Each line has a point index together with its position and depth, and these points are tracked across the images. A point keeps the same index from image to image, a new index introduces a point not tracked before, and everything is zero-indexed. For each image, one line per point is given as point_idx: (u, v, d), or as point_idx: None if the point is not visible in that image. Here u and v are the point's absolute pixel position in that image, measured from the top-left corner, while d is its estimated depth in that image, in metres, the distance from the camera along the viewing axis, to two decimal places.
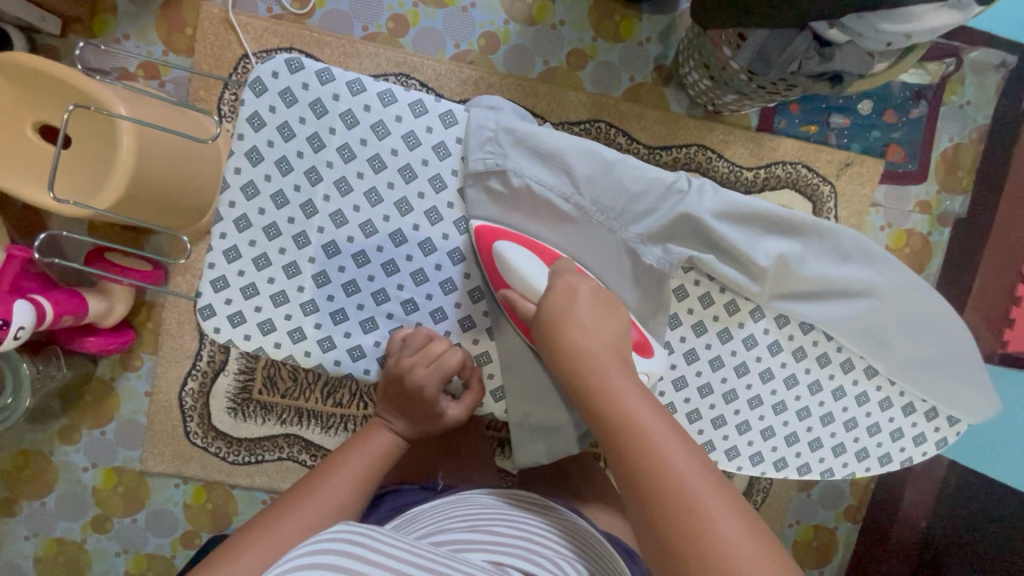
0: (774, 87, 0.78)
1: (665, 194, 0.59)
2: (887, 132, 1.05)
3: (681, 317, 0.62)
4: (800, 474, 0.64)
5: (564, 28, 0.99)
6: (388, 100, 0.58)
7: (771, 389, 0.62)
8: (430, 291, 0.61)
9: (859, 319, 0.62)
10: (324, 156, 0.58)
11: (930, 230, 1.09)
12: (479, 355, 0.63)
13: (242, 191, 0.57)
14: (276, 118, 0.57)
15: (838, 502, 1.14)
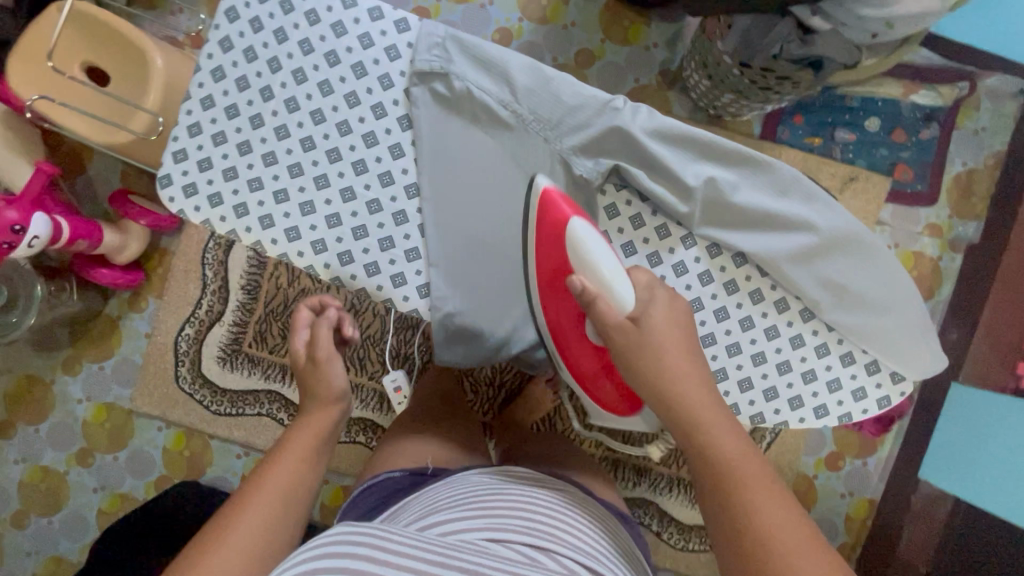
0: (764, 81, 0.80)
1: (600, 109, 0.60)
2: (896, 151, 1.03)
3: (612, 236, 0.64)
4: (728, 415, 0.63)
5: (575, 29, 1.04)
6: (349, 4, 0.63)
7: (699, 318, 0.63)
8: (369, 182, 0.63)
9: (793, 250, 0.60)
10: (286, 48, 0.63)
11: (940, 255, 1.04)
12: (410, 251, 0.63)
13: (211, 74, 0.63)
14: (250, 13, 0.63)
15: (831, 539, 1.05)
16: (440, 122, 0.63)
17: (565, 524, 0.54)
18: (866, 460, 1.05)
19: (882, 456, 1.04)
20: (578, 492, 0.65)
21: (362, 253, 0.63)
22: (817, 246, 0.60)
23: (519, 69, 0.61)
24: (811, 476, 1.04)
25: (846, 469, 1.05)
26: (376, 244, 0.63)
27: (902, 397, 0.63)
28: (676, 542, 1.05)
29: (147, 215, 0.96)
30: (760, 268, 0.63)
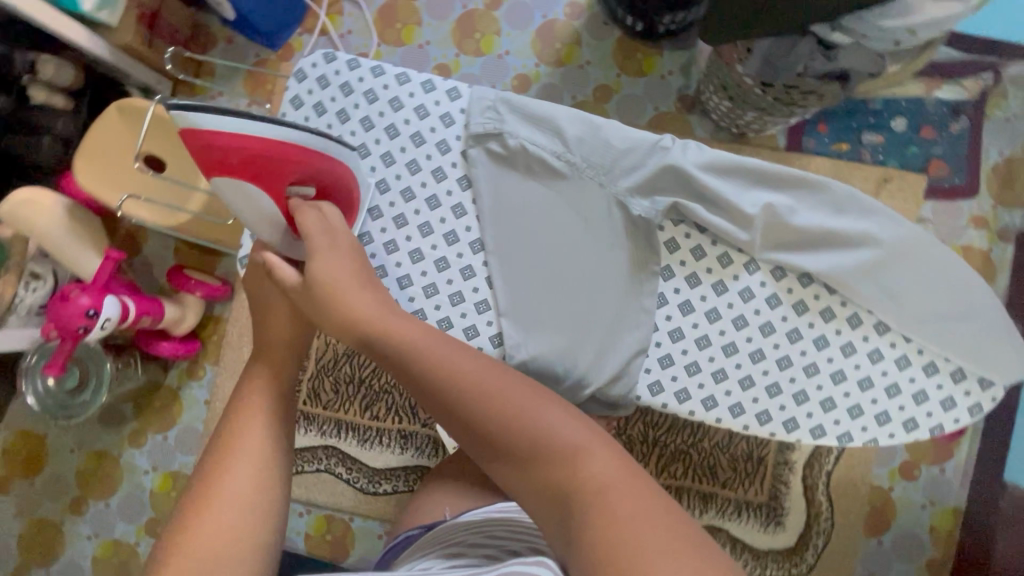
0: (789, 97, 0.81)
1: (649, 150, 0.63)
2: (927, 147, 1.03)
3: (674, 269, 0.64)
4: (815, 438, 0.61)
5: (591, 67, 1.08)
6: (404, 80, 0.67)
7: (772, 342, 0.62)
8: (435, 242, 0.65)
9: (861, 266, 0.61)
10: (348, 126, 0.67)
11: (990, 246, 1.02)
12: (480, 303, 0.64)
13: None
14: (313, 99, 0.67)
15: (917, 553, 1.01)
16: (498, 176, 0.65)
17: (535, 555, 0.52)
18: (943, 466, 1.01)
19: (959, 461, 1.01)
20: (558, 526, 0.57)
21: (435, 310, 0.64)
22: (884, 258, 0.61)
23: (566, 122, 0.64)
24: (887, 489, 1.02)
25: (922, 479, 1.01)
26: (446, 299, 0.64)
27: (996, 402, 0.61)
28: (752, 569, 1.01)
29: (202, 286, 1.01)
30: (830, 285, 0.62)
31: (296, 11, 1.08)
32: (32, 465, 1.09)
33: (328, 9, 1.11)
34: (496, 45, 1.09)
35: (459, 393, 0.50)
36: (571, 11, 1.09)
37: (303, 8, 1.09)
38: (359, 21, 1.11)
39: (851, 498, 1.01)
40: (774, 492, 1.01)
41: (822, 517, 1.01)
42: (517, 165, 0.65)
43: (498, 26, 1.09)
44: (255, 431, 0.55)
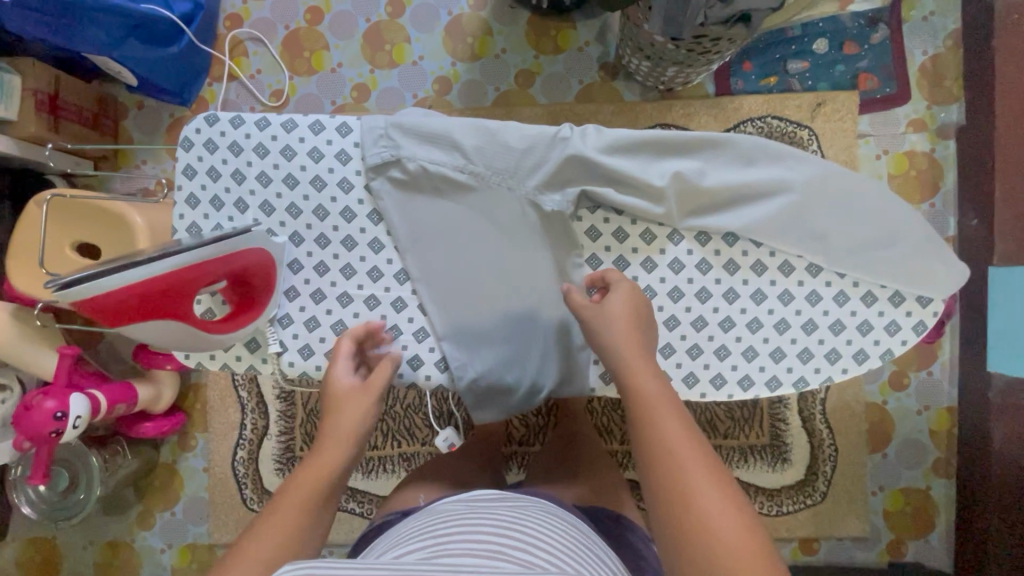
0: (701, 46, 0.81)
1: (550, 143, 0.62)
2: (853, 63, 1.03)
3: (601, 256, 0.65)
4: (772, 390, 0.63)
5: (507, 54, 1.07)
6: (291, 126, 0.65)
7: (711, 307, 0.63)
8: (360, 282, 0.66)
9: (774, 215, 0.61)
10: (246, 186, 0.65)
11: (932, 147, 1.04)
12: (418, 332, 0.65)
13: (188, 233, 0.65)
14: (204, 165, 0.65)
15: (923, 459, 1.03)
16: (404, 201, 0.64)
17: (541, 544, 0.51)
18: (930, 370, 1.03)
19: (944, 361, 1.03)
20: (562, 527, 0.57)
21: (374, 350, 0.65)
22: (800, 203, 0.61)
23: (462, 134, 0.63)
24: (881, 403, 1.04)
25: (913, 385, 1.03)
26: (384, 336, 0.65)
27: (937, 317, 0.62)
28: (770, 509, 1.03)
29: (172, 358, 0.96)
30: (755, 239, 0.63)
31: (200, 61, 1.05)
32: (48, 569, 1.08)
33: (232, 54, 1.09)
34: (407, 53, 1.07)
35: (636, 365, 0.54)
36: (475, 3, 1.07)
37: (207, 57, 1.06)
38: (266, 57, 1.08)
39: (849, 420, 1.03)
40: (776, 431, 1.02)
41: (826, 445, 1.02)
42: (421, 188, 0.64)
43: (406, 33, 1.07)
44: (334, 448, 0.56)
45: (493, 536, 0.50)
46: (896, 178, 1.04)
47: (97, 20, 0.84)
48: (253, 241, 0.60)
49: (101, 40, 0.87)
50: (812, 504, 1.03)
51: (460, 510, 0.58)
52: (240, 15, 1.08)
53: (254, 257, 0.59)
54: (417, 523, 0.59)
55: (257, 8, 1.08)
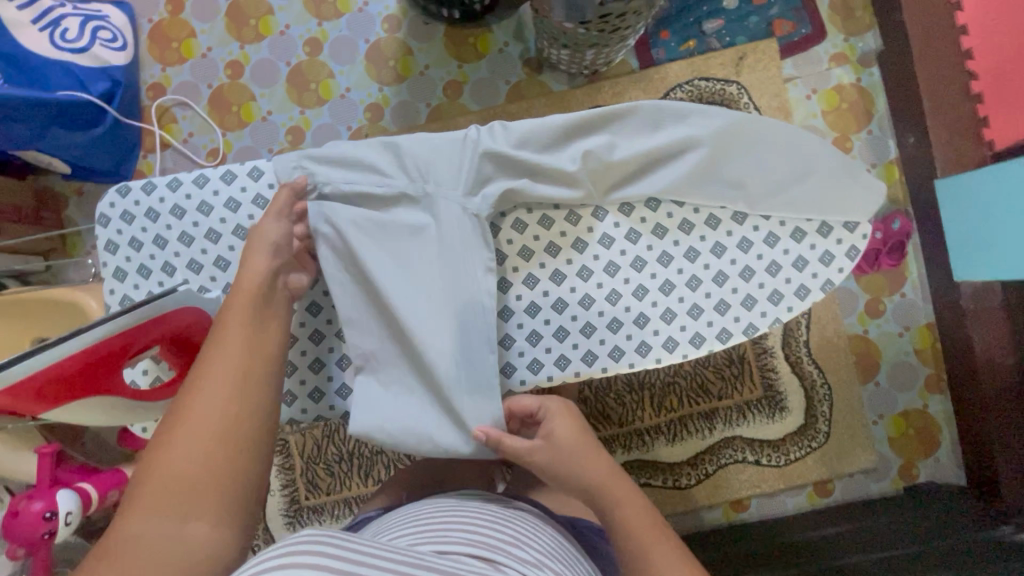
0: (610, 25, 0.82)
1: (462, 147, 0.64)
2: (765, 12, 1.05)
3: (531, 246, 0.66)
4: (725, 342, 0.63)
5: (431, 69, 1.07)
6: (203, 182, 0.66)
7: (649, 274, 0.64)
8: (302, 319, 0.67)
9: (689, 173, 0.63)
10: (170, 249, 0.66)
11: (858, 77, 1.06)
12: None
13: (122, 306, 0.66)
14: (126, 237, 0.66)
15: (914, 379, 1.04)
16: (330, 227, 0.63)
17: (521, 535, 0.55)
18: (902, 291, 1.04)
19: (914, 280, 1.04)
20: (547, 524, 0.61)
21: (327, 383, 0.66)
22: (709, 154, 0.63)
23: (377, 154, 0.65)
24: (863, 333, 1.05)
25: (889, 310, 1.04)
26: (335, 367, 0.67)
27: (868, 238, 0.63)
28: (777, 460, 1.03)
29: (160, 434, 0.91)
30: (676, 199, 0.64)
31: (131, 136, 1.05)
32: None
33: (161, 122, 1.08)
34: (334, 87, 1.08)
35: (621, 495, 0.56)
36: (389, 26, 1.07)
37: (136, 130, 1.06)
38: (195, 119, 1.08)
39: (835, 356, 1.03)
40: (767, 382, 1.03)
41: (818, 386, 1.03)
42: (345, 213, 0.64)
43: (329, 68, 1.08)
44: (232, 390, 0.52)
45: (500, 544, 0.51)
46: (830, 114, 1.06)
47: (17, 116, 0.84)
48: (178, 300, 0.61)
49: (26, 133, 0.87)
50: (818, 446, 1.03)
51: (455, 501, 0.62)
52: (161, 83, 1.08)
53: (186, 316, 0.62)
54: (408, 514, 0.60)
55: (177, 73, 1.08)
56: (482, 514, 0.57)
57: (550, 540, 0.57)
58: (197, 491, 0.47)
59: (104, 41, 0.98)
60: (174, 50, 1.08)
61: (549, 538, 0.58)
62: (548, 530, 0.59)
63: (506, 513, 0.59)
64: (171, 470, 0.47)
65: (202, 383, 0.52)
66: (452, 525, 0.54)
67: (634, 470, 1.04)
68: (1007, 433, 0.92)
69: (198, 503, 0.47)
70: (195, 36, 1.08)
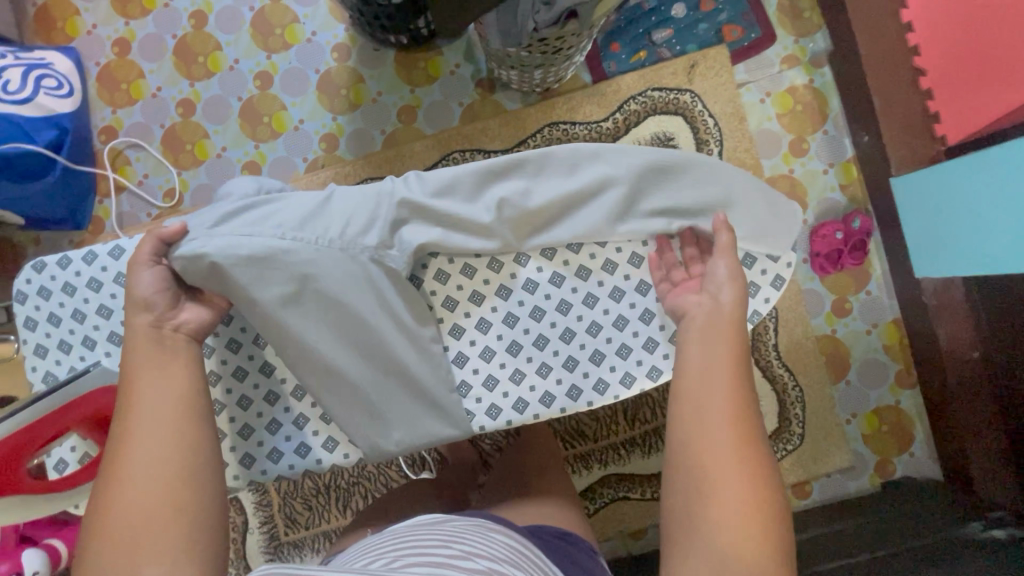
0: (551, 46, 0.81)
1: (375, 202, 0.62)
2: (714, 19, 1.05)
3: (456, 296, 0.66)
4: (655, 379, 0.65)
5: (383, 96, 1.07)
6: (118, 253, 0.65)
7: (575, 316, 0.66)
8: (227, 385, 0.66)
9: (611, 211, 0.64)
10: (90, 322, 0.65)
11: (810, 78, 1.06)
12: (297, 420, 0.66)
13: (45, 382, 0.65)
14: (42, 312, 0.65)
15: (884, 375, 1.04)
16: (233, 286, 0.57)
17: (475, 546, 0.53)
18: (868, 289, 1.04)
19: (878, 277, 1.04)
20: (513, 538, 0.59)
21: (258, 448, 0.65)
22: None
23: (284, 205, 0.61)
24: (831, 333, 1.05)
25: (856, 308, 1.04)
26: (265, 432, 0.66)
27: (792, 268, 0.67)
28: None
29: None
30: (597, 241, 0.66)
31: (86, 181, 1.04)
32: None
33: (114, 165, 1.07)
34: (286, 120, 1.07)
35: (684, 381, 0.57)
36: (339, 55, 1.07)
37: (90, 176, 1.05)
38: (149, 160, 1.07)
39: (805, 359, 1.03)
40: None
41: (790, 388, 1.03)
42: (239, 274, 0.57)
43: (281, 101, 1.07)
44: (163, 432, 0.52)
45: (453, 557, 0.50)
46: (785, 116, 1.06)
47: None
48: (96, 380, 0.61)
49: None
50: (794, 448, 1.03)
51: (423, 523, 0.60)
52: (112, 127, 1.07)
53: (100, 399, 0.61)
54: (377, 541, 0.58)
55: (128, 115, 1.07)
56: (440, 533, 0.55)
57: (512, 551, 0.55)
58: (147, 539, 0.47)
59: (48, 89, 0.97)
60: (123, 92, 1.07)
61: (510, 550, 0.56)
62: (503, 538, 0.58)
63: (462, 530, 0.57)
64: (115, 529, 0.48)
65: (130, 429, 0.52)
66: (405, 549, 0.52)
67: (612, 484, 1.04)
68: (977, 424, 0.93)
69: (161, 533, 0.48)
70: (144, 76, 1.08)
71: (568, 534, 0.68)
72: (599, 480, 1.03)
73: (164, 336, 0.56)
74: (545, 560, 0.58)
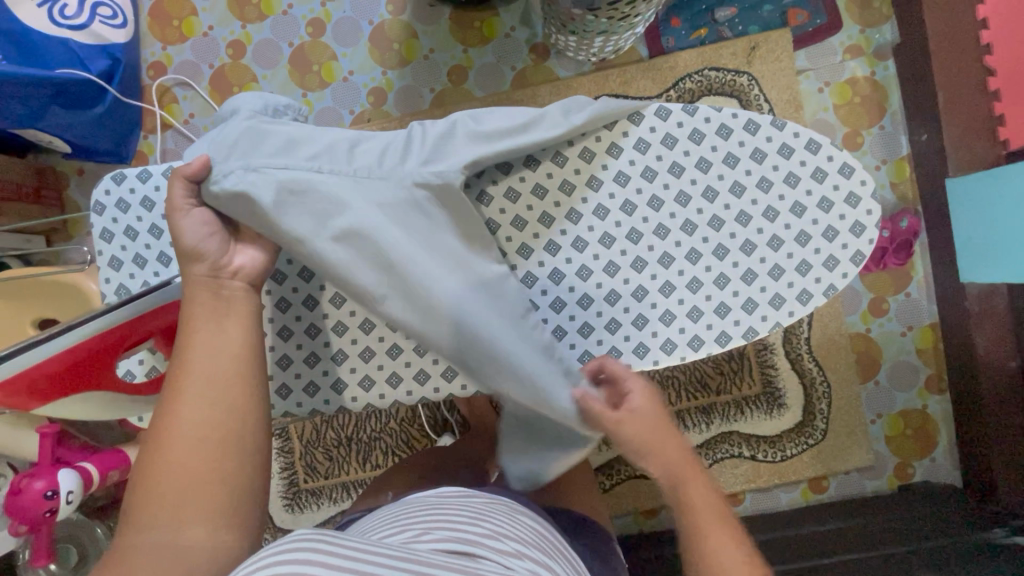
0: (620, 11, 0.80)
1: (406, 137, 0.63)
2: (780, 1, 1.02)
3: (532, 244, 0.67)
4: (723, 344, 0.66)
5: (435, 54, 1.05)
6: None
7: (649, 275, 0.66)
8: (299, 313, 0.67)
9: (648, 154, 0.66)
10: (166, 239, 0.66)
11: (872, 70, 1.03)
12: (363, 353, 0.68)
13: (117, 294, 0.65)
14: (120, 225, 0.66)
15: (914, 379, 1.03)
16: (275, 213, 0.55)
17: (498, 525, 0.55)
18: (907, 291, 1.03)
19: (919, 280, 1.03)
20: (533, 519, 0.61)
21: (324, 377, 0.67)
22: (708, 154, 0.66)
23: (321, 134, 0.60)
24: (865, 332, 1.04)
25: (893, 309, 1.03)
26: (331, 362, 0.68)
27: (871, 245, 0.65)
28: (772, 456, 1.03)
29: None
30: (677, 200, 0.66)
31: (133, 117, 1.04)
32: None
33: (162, 101, 1.07)
34: (336, 70, 1.06)
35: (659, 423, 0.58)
36: (394, 8, 1.05)
37: (137, 111, 1.04)
38: (196, 100, 1.07)
39: (836, 355, 1.03)
40: (767, 378, 1.03)
41: (818, 383, 1.03)
42: (285, 201, 0.55)
43: (332, 50, 1.06)
44: (220, 385, 0.52)
45: (484, 536, 0.52)
46: (842, 108, 1.03)
47: (17, 93, 0.85)
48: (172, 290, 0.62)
49: (23, 113, 0.88)
50: (815, 443, 1.03)
51: (446, 494, 0.62)
52: (162, 62, 1.07)
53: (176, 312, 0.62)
54: (398, 511, 0.60)
55: (178, 52, 1.07)
56: (465, 509, 0.57)
57: (537, 535, 0.57)
58: (189, 499, 0.47)
59: (103, 17, 0.96)
60: (175, 28, 1.07)
61: (534, 532, 0.58)
62: (528, 519, 0.60)
63: (484, 507, 0.59)
64: (163, 489, 0.47)
65: (183, 384, 0.51)
66: (435, 520, 0.54)
67: (630, 462, 1.04)
68: (1004, 436, 0.92)
69: (208, 494, 0.48)
70: (196, 14, 1.06)
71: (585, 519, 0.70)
72: (619, 457, 1.04)
73: (221, 285, 0.56)
74: (566, 544, 0.61)
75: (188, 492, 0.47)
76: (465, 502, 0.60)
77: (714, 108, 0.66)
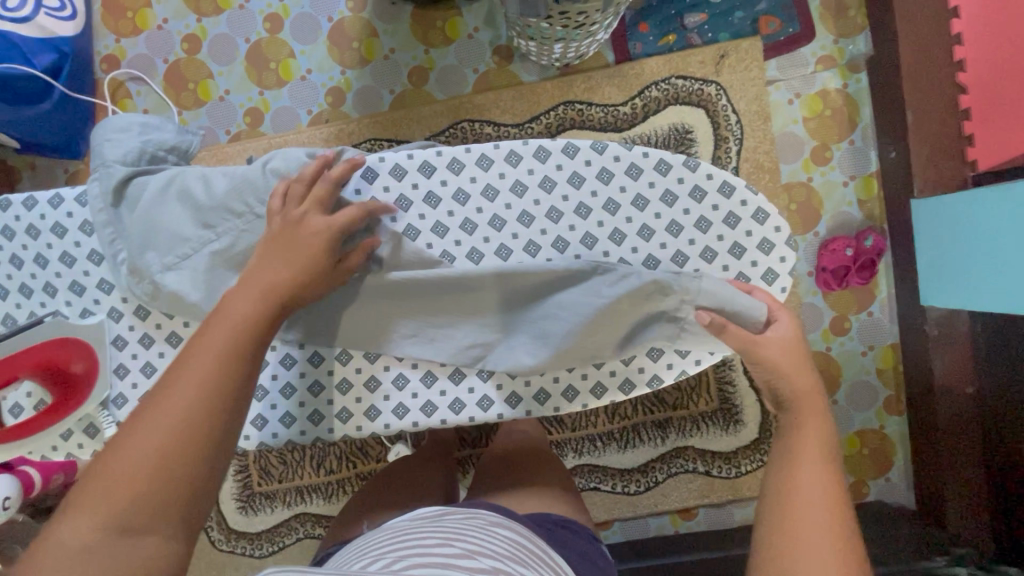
0: (572, 20, 0.77)
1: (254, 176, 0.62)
2: (751, 8, 0.99)
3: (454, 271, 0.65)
4: (626, 393, 0.64)
5: (396, 54, 1.02)
6: (84, 200, 0.64)
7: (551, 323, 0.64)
8: None
9: (542, 196, 0.64)
10: (51, 269, 0.65)
11: (845, 82, 1.00)
12: (255, 392, 0.64)
13: (4, 324, 0.65)
14: (6, 253, 0.65)
15: (873, 399, 1.02)
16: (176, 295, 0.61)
17: (477, 543, 0.51)
18: (870, 310, 1.02)
19: (882, 299, 1.01)
20: (517, 531, 0.57)
21: None
22: (616, 196, 0.64)
23: (189, 198, 0.62)
24: (826, 350, 1.02)
25: (855, 328, 1.02)
26: None
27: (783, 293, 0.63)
28: (727, 472, 1.03)
29: None
30: (583, 241, 0.64)
31: (84, 112, 1.01)
32: None
33: (115, 97, 1.04)
34: (294, 68, 1.03)
35: (812, 408, 0.56)
36: (354, 5, 1.02)
37: (87, 105, 1.01)
38: (150, 96, 1.04)
39: None
40: (723, 395, 1.02)
41: None
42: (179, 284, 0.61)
43: (289, 48, 1.03)
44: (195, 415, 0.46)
45: (458, 556, 0.48)
46: (811, 121, 1.01)
47: None
48: (50, 332, 0.61)
49: None
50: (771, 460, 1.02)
51: (419, 520, 0.58)
52: (115, 56, 1.04)
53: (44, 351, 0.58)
54: (368, 542, 0.56)
55: (131, 46, 1.04)
56: (441, 531, 0.53)
57: (519, 548, 0.53)
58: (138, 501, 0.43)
59: (49, 9, 0.92)
60: (128, 21, 1.04)
61: (518, 546, 0.54)
62: (503, 532, 0.56)
63: (459, 526, 0.55)
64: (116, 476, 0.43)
65: (183, 371, 0.48)
66: (404, 546, 0.50)
67: (584, 474, 1.04)
68: (960, 461, 0.91)
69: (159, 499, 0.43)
70: (150, 6, 1.03)
71: (566, 521, 0.66)
72: (572, 469, 1.03)
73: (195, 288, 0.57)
74: (551, 553, 0.57)
75: (141, 486, 0.43)
76: (439, 522, 0.56)
77: (624, 146, 0.64)
